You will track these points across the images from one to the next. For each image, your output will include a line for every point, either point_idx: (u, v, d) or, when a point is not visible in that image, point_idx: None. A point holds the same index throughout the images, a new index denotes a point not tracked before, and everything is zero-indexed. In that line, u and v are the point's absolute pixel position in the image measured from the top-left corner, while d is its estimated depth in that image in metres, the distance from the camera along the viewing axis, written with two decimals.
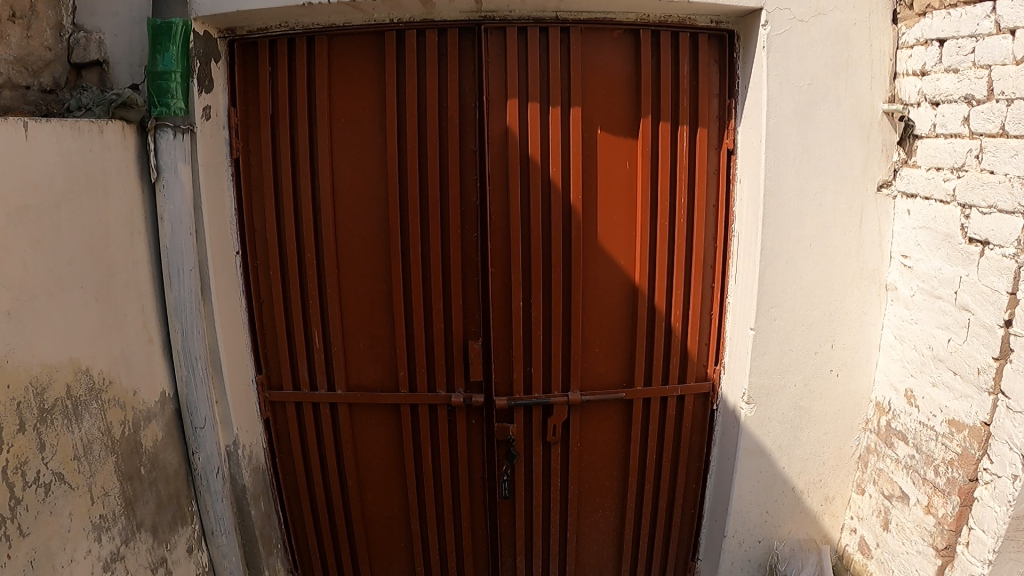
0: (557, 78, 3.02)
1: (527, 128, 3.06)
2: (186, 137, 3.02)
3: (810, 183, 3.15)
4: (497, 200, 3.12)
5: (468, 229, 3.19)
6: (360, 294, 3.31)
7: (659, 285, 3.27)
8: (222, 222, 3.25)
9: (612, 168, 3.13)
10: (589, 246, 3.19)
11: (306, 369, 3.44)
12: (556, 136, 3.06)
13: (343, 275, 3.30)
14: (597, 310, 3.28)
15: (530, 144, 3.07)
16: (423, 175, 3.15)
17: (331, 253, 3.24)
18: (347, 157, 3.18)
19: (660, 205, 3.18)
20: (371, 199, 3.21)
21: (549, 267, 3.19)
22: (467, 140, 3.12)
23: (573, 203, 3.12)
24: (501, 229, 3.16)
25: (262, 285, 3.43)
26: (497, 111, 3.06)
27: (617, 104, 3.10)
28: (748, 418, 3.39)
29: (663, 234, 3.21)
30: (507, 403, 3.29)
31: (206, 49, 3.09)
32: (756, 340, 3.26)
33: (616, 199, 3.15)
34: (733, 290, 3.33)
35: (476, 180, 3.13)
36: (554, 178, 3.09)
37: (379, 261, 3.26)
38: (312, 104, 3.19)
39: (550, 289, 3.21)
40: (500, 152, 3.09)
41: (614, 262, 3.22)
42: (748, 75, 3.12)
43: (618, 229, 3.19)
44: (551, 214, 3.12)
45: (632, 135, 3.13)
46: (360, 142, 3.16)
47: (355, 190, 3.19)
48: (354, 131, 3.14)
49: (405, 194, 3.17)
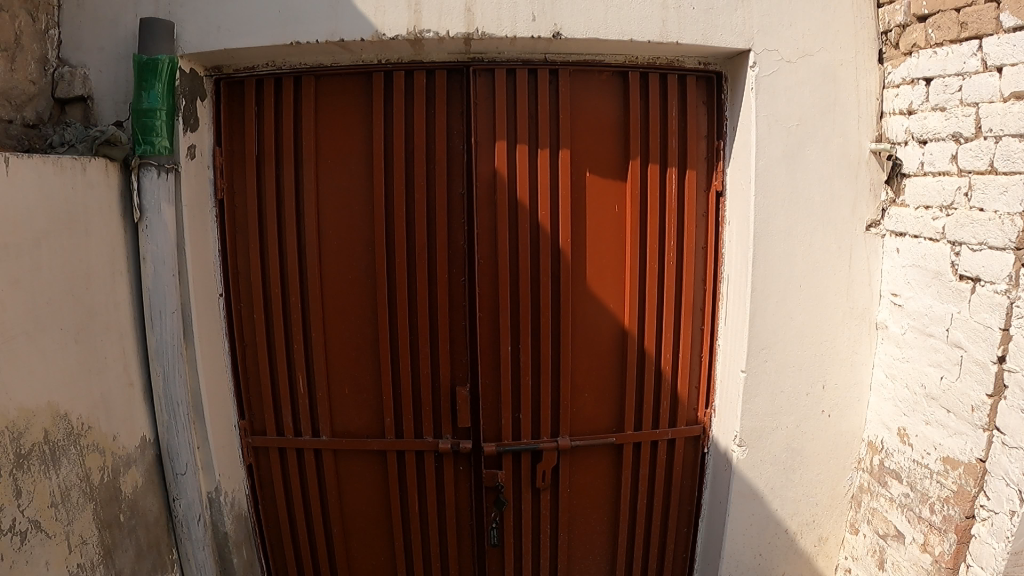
0: (546, 119, 3.01)
1: (516, 170, 3.04)
2: (170, 176, 2.98)
3: (799, 222, 3.15)
4: (485, 243, 3.09)
5: (456, 271, 3.14)
6: (346, 337, 3.25)
7: (649, 329, 3.21)
8: (204, 265, 3.20)
9: (601, 211, 3.10)
10: (578, 289, 3.15)
11: (289, 416, 3.38)
12: (545, 178, 3.03)
13: (328, 319, 3.25)
14: (586, 354, 3.22)
15: (518, 187, 3.05)
16: (410, 217, 3.11)
17: (316, 296, 3.19)
18: (333, 199, 3.14)
19: (649, 248, 3.13)
20: (358, 242, 3.17)
21: (537, 310, 3.14)
22: (455, 181, 3.09)
23: (561, 246, 3.08)
24: (489, 272, 3.12)
25: (246, 328, 3.38)
26: (485, 153, 3.04)
27: (606, 146, 3.08)
28: (740, 459, 3.34)
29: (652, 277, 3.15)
30: (495, 449, 3.22)
31: (192, 88, 3.09)
32: (748, 382, 3.23)
33: (604, 242, 3.11)
34: (723, 331, 3.30)
35: (464, 221, 3.09)
36: (542, 220, 3.06)
37: (365, 303, 3.22)
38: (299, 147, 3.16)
39: (539, 331, 3.16)
40: (488, 194, 3.07)
41: (603, 305, 3.17)
42: (736, 117, 3.13)
43: (607, 272, 3.15)
44: (540, 256, 3.08)
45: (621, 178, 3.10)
46: (346, 185, 3.13)
47: (341, 234, 3.15)
48: (340, 173, 3.11)
49: (391, 236, 3.13)
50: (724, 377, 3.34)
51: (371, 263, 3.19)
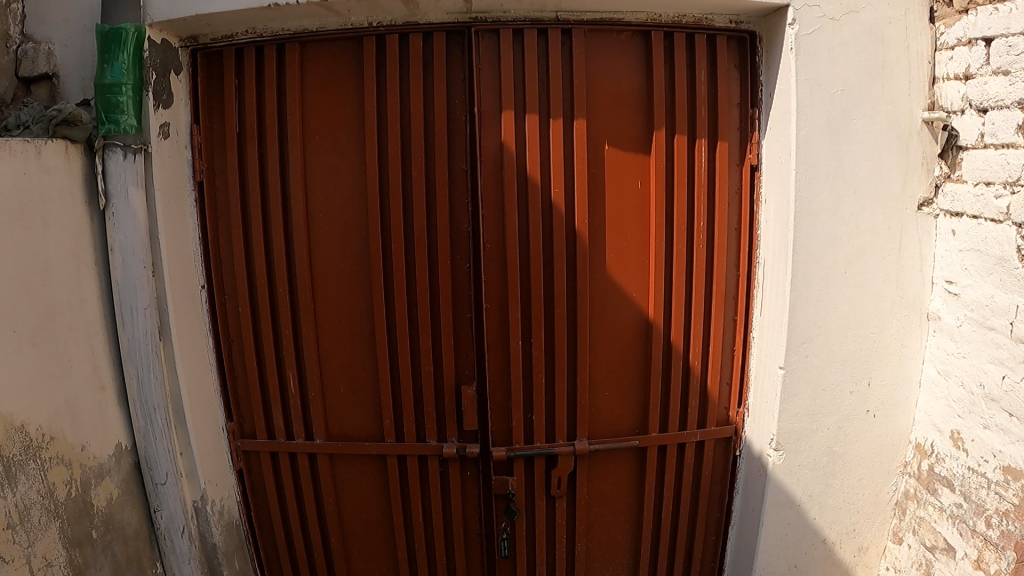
0: (557, 86, 2.61)
1: (528, 143, 2.63)
2: (138, 158, 2.67)
3: (845, 201, 2.80)
4: (491, 225, 2.68)
5: (460, 259, 2.74)
6: (337, 331, 2.92)
7: (678, 322, 2.83)
8: (184, 255, 2.88)
9: (624, 189, 2.69)
10: (598, 280, 2.75)
11: (280, 418, 3.06)
12: (558, 154, 2.61)
13: (320, 312, 2.92)
14: (607, 352, 2.83)
15: (530, 164, 2.63)
16: (407, 200, 2.74)
17: (305, 285, 2.86)
18: (322, 180, 2.81)
19: (677, 230, 2.73)
20: (351, 227, 2.83)
21: (551, 301, 2.75)
22: (457, 159, 2.70)
23: (579, 231, 2.66)
24: (497, 259, 2.72)
25: (231, 323, 3.05)
26: (490, 127, 2.65)
27: (627, 115, 2.66)
28: (776, 465, 3.02)
29: (683, 264, 2.76)
30: (505, 454, 2.84)
31: (164, 60, 2.74)
32: (786, 380, 2.90)
33: (627, 222, 2.70)
34: (760, 323, 2.96)
35: (468, 202, 2.70)
36: (557, 202, 2.64)
37: (359, 294, 2.87)
38: (282, 124, 2.83)
39: (555, 327, 2.75)
40: (493, 172, 2.67)
41: (625, 295, 2.76)
42: (773, 81, 2.79)
43: (630, 258, 2.74)
44: (555, 241, 2.68)
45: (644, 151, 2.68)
46: (337, 163, 2.79)
47: (332, 219, 2.82)
48: (329, 153, 2.78)
49: (387, 220, 2.78)
50: (760, 374, 3.01)
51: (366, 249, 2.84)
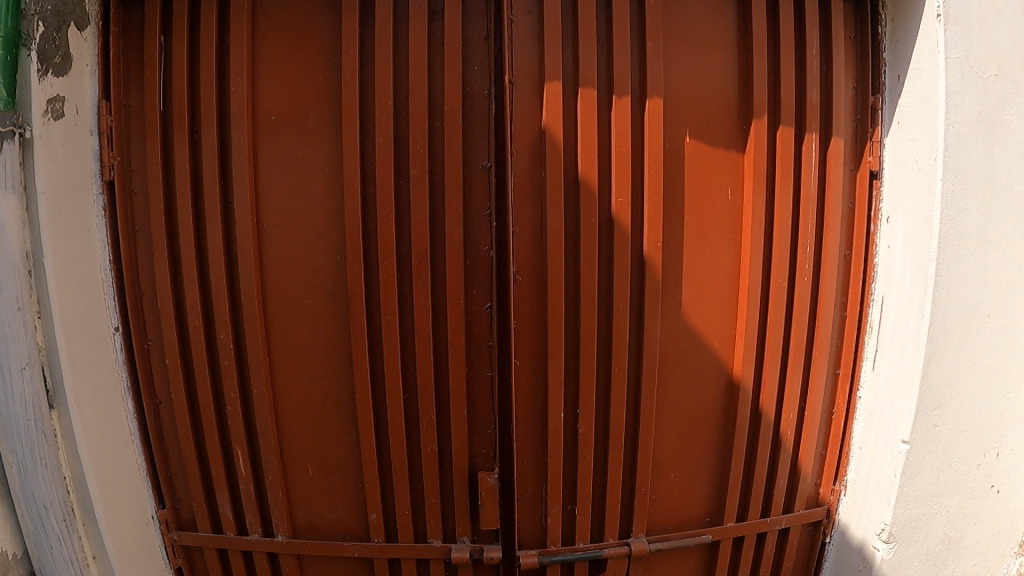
0: (624, 50, 1.78)
1: (588, 129, 1.77)
2: (7, 146, 1.85)
3: (993, 225, 2.03)
4: (524, 245, 1.80)
5: (476, 294, 1.82)
6: (301, 393, 2.05)
7: (771, 383, 2.06)
8: (89, 282, 2.06)
9: (706, 199, 1.88)
10: (674, 329, 1.92)
11: (229, 504, 2.23)
12: (622, 151, 1.78)
13: (279, 367, 2.04)
14: (675, 425, 2.02)
15: (588, 161, 1.77)
16: (402, 210, 1.82)
17: (253, 329, 1.97)
18: (281, 180, 1.94)
19: (774, 256, 1.94)
20: (321, 247, 1.95)
21: (613, 352, 1.87)
22: (477, 155, 1.78)
23: (653, 259, 1.83)
24: (534, 294, 1.83)
25: (156, 376, 2.21)
26: (526, 112, 1.77)
27: (711, 101, 1.87)
28: (886, 563, 2.24)
29: (780, 302, 1.98)
30: (538, 559, 1.99)
31: (59, 7, 1.95)
32: (911, 458, 2.15)
33: (708, 247, 1.90)
34: (871, 379, 2.23)
35: (490, 209, 1.78)
36: (621, 218, 1.80)
37: (334, 343, 2.01)
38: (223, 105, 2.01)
39: (616, 391, 1.89)
40: (530, 176, 1.78)
41: (705, 346, 1.96)
42: (904, 65, 2.05)
43: (714, 293, 1.93)
44: (618, 269, 1.81)
45: (737, 147, 1.90)
46: (302, 160, 1.94)
47: (292, 232, 1.95)
48: (290, 143, 1.93)
49: (369, 243, 1.86)
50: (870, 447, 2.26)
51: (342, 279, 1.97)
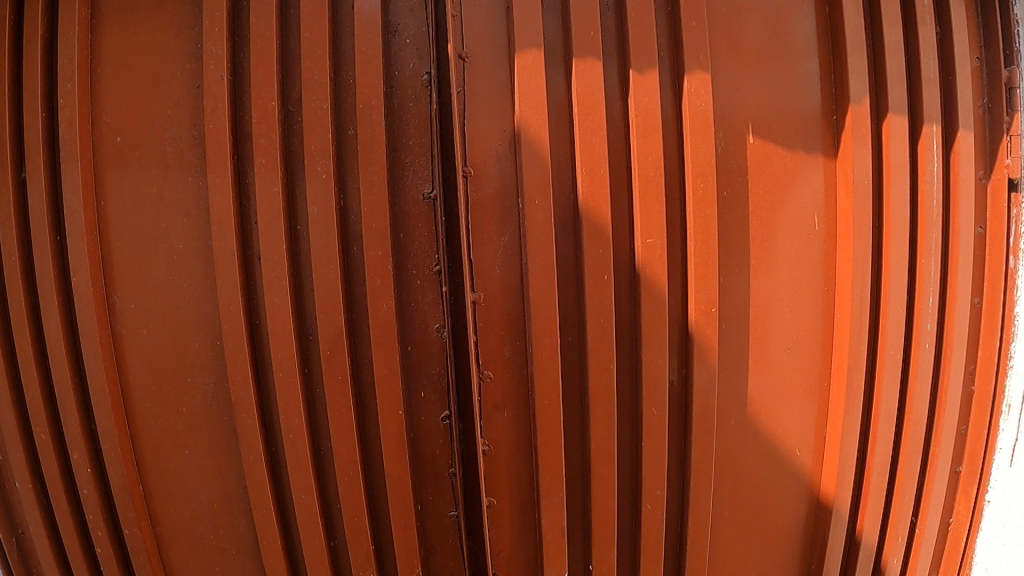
0: (648, 8, 1.12)
1: (589, 130, 1.09)
2: None
3: None
4: (496, 319, 1.09)
5: (424, 399, 1.12)
6: (191, 539, 1.37)
7: (874, 497, 1.37)
8: None
9: (782, 232, 1.22)
10: (739, 432, 1.25)
11: None
12: (649, 164, 1.11)
13: (156, 503, 1.36)
14: (733, 566, 1.32)
15: (594, 183, 1.08)
16: (301, 270, 1.12)
17: (114, 454, 1.30)
18: (134, 226, 1.24)
19: (885, 316, 1.30)
20: (192, 326, 1.25)
21: (642, 482, 1.17)
22: (412, 181, 1.06)
23: (702, 334, 1.15)
24: (512, 397, 1.12)
25: (15, 504, 1.46)
26: (486, 108, 1.08)
27: (785, 87, 1.23)
28: None
29: (886, 380, 1.32)
30: None
31: None
32: None
33: (788, 303, 1.24)
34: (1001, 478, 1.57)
35: (438, 260, 1.06)
36: (651, 272, 1.11)
37: (226, 469, 1.31)
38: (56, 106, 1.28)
39: (647, 542, 1.19)
40: (496, 216, 1.08)
41: (787, 454, 1.29)
42: None
43: (795, 373, 1.26)
44: (647, 353, 1.12)
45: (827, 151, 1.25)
46: (159, 201, 1.23)
47: (154, 305, 1.25)
48: (143, 168, 1.24)
49: (258, 322, 1.17)
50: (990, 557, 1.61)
51: (228, 383, 1.27)
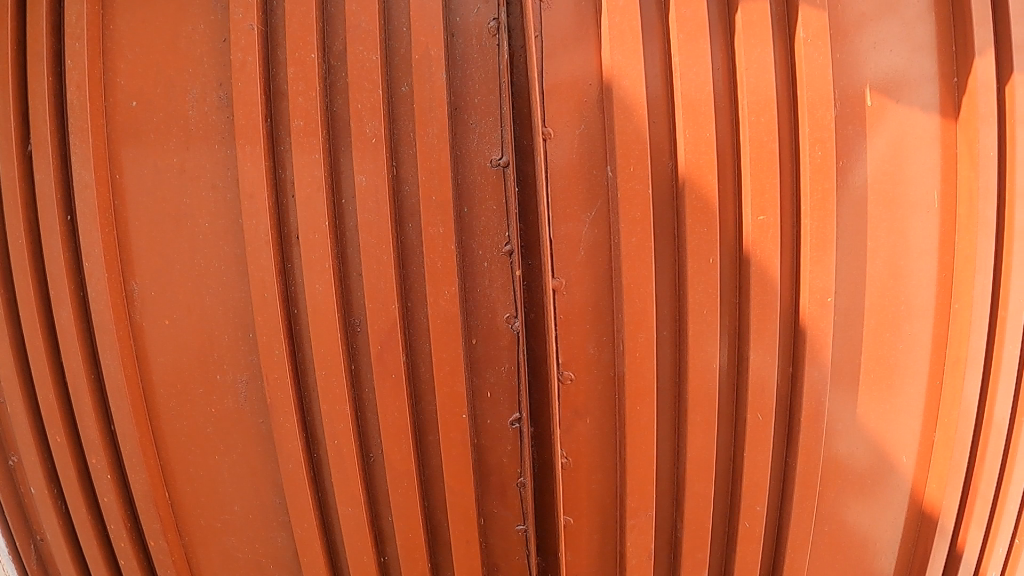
0: None
1: (693, 86, 0.94)
2: None
3: None
4: (582, 305, 0.95)
5: (490, 399, 0.96)
6: (224, 551, 1.23)
7: (976, 519, 1.19)
8: None
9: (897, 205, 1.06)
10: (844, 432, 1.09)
11: None
12: (755, 127, 0.96)
13: (186, 512, 1.22)
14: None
15: (701, 150, 0.94)
16: (346, 252, 0.97)
17: (137, 459, 1.17)
18: (154, 203, 1.09)
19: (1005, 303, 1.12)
20: (221, 317, 1.10)
21: (738, 499, 1.04)
22: (478, 145, 0.90)
23: (812, 326, 1.01)
24: (599, 394, 0.97)
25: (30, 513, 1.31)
26: (567, 57, 0.93)
27: (906, 38, 1.06)
28: None
29: (1004, 381, 1.15)
30: None
31: None
32: None
33: (901, 288, 1.07)
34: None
35: (508, 239, 0.91)
36: (758, 254, 0.97)
37: (261, 476, 1.17)
38: (62, 67, 1.10)
39: (740, 563, 1.06)
40: (581, 197, 0.93)
41: (894, 459, 1.13)
42: None
43: (906, 369, 1.10)
44: (754, 350, 0.99)
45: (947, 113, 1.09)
46: (182, 174, 1.08)
47: (179, 293, 1.10)
48: (163, 137, 1.08)
49: (296, 311, 1.02)
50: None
51: (262, 381, 1.12)
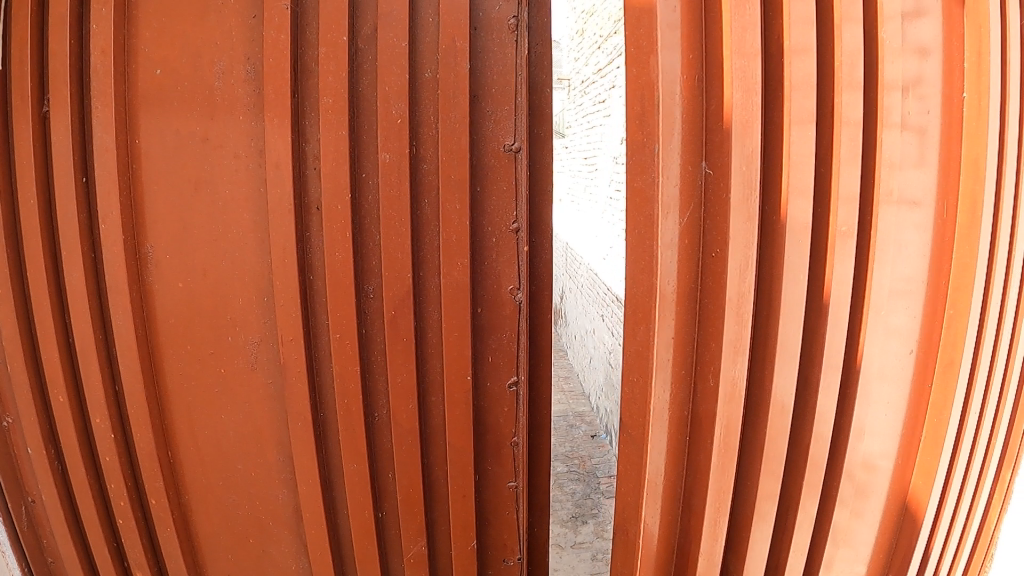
0: None
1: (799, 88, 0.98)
2: None
3: None
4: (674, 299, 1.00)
5: (492, 363, 1.04)
6: (225, 507, 1.29)
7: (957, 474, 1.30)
8: None
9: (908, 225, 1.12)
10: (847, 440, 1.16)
11: None
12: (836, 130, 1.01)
13: (190, 470, 1.27)
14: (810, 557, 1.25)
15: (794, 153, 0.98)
16: (364, 224, 1.04)
17: (139, 415, 1.22)
18: (175, 169, 1.14)
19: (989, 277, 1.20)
20: (236, 281, 1.16)
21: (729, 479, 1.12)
22: (492, 131, 0.98)
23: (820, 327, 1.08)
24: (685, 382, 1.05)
25: (27, 470, 1.34)
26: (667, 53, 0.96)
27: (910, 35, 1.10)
28: None
29: (981, 375, 1.25)
30: None
31: None
32: None
33: (901, 281, 1.14)
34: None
35: (517, 216, 0.99)
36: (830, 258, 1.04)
37: (267, 436, 1.23)
38: (84, 30, 1.15)
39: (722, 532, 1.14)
40: (650, 185, 0.96)
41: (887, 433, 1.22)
42: None
43: (900, 353, 1.18)
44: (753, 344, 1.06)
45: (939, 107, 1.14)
46: (204, 142, 1.13)
47: (195, 257, 1.16)
48: (179, 108, 1.13)
49: (312, 277, 1.09)
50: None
51: (275, 343, 1.18)
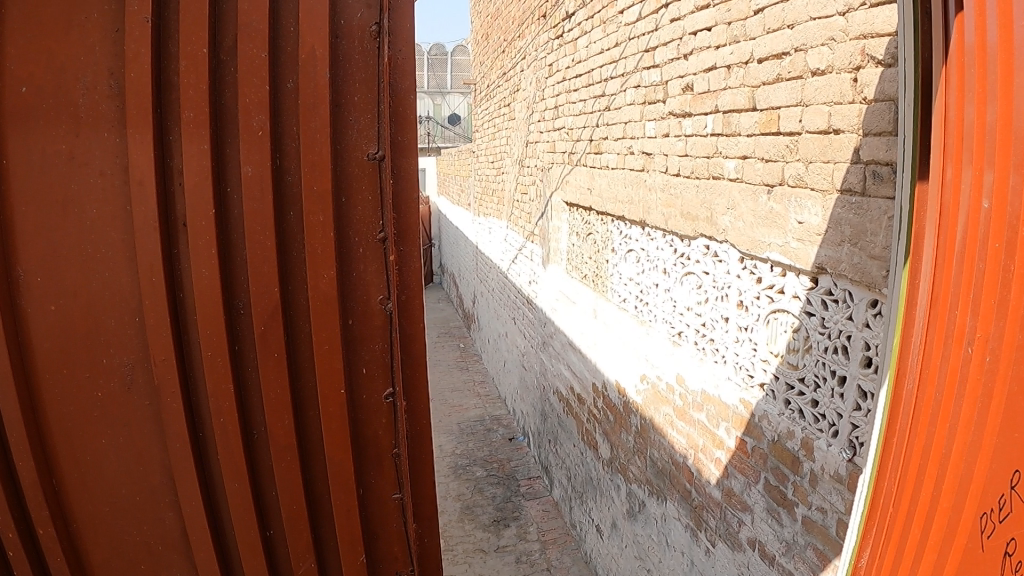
0: None
1: None
2: None
3: None
4: None
5: (365, 373, 1.05)
6: (113, 537, 1.21)
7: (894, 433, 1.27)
8: None
9: (924, 276, 1.04)
10: (891, 511, 1.11)
11: None
12: None
13: (71, 503, 1.18)
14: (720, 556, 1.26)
15: None
16: (231, 237, 1.02)
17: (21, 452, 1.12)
18: (40, 188, 1.06)
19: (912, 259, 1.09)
20: (107, 301, 1.11)
21: None
22: (356, 139, 0.98)
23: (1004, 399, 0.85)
24: None
25: None
26: None
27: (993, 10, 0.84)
28: None
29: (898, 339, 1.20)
30: None
31: None
32: None
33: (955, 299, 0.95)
34: (823, 457, 1.78)
35: (381, 227, 1.00)
36: None
37: (149, 457, 1.18)
38: None
39: None
40: None
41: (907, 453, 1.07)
42: None
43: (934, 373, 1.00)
44: None
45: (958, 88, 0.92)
46: (70, 160, 1.06)
47: (66, 283, 1.09)
48: (43, 125, 1.05)
49: (182, 294, 1.06)
50: (810, 540, 1.86)
51: (147, 362, 1.15)
